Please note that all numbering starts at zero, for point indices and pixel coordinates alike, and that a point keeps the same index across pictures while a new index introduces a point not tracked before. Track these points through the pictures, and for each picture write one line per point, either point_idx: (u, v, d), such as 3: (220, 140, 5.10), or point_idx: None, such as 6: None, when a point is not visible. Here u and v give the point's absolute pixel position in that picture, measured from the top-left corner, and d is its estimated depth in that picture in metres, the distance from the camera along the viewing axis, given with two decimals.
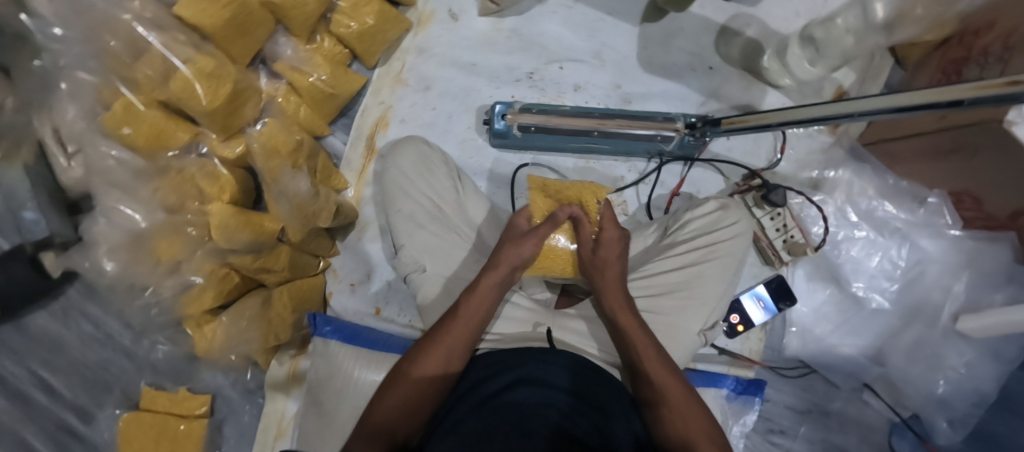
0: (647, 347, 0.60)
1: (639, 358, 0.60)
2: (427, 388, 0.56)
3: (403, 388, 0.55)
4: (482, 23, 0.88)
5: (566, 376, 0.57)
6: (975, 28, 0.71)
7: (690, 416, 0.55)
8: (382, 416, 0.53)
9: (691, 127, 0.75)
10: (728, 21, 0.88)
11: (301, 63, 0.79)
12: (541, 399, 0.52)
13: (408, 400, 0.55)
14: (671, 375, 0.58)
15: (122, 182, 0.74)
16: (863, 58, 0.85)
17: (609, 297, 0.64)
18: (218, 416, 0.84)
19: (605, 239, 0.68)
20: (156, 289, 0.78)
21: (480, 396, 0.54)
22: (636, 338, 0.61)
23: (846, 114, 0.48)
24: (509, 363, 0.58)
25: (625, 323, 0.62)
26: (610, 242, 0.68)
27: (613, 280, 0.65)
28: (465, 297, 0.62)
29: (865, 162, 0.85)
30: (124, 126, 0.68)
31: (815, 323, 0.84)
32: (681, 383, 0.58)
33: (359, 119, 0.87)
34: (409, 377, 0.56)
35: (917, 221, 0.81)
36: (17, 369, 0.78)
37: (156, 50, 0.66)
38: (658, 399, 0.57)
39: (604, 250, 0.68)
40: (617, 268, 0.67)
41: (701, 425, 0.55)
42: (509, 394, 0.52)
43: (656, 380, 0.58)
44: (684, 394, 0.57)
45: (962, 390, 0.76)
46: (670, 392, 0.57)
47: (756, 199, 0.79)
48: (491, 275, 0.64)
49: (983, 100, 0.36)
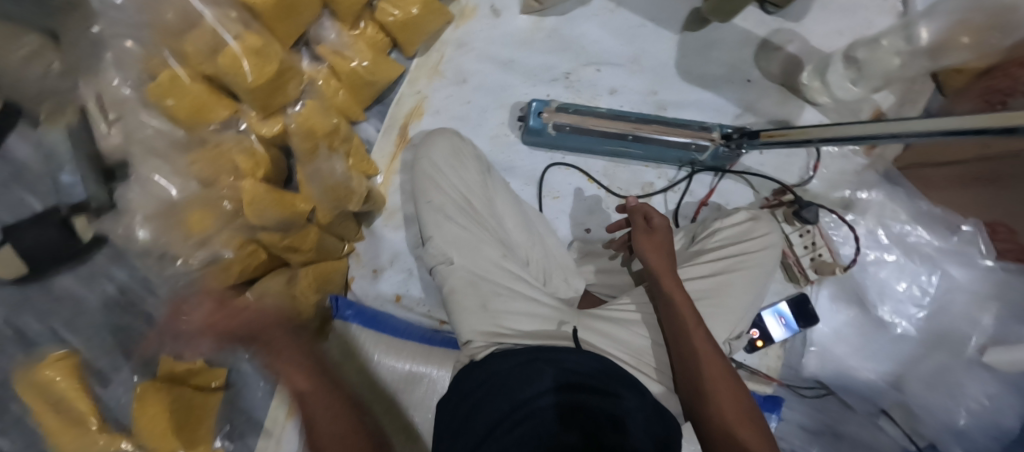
0: (696, 334, 0.55)
1: (687, 347, 0.54)
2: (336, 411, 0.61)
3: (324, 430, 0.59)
4: (523, 20, 0.89)
5: (587, 378, 0.56)
6: (1021, 59, 0.70)
7: (740, 409, 0.51)
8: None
9: (727, 137, 0.76)
10: (770, 36, 0.87)
11: (343, 47, 0.79)
12: (560, 408, 0.51)
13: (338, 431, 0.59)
14: (716, 355, 0.54)
15: (159, 150, 0.76)
16: (904, 82, 0.84)
17: (665, 279, 0.60)
18: (232, 390, 0.85)
19: (656, 226, 0.65)
20: (186, 259, 0.79)
21: (506, 403, 0.54)
22: (685, 318, 0.56)
23: (887, 133, 0.49)
24: (530, 367, 0.57)
25: (678, 306, 0.57)
26: (660, 227, 0.65)
27: (661, 264, 0.61)
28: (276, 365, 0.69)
29: (898, 186, 0.84)
30: (167, 98, 0.70)
31: (835, 343, 0.83)
32: (723, 364, 0.54)
33: (393, 107, 0.88)
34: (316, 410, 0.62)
35: (949, 249, 0.80)
36: (40, 328, 0.80)
37: (208, 23, 0.67)
38: (699, 390, 0.53)
39: (655, 237, 0.64)
40: (665, 253, 0.63)
41: (747, 415, 0.51)
42: (535, 401, 0.52)
43: (703, 360, 0.53)
44: (726, 385, 0.53)
45: (981, 422, 0.75)
46: (710, 371, 0.53)
47: (787, 214, 0.79)
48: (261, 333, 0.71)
49: None
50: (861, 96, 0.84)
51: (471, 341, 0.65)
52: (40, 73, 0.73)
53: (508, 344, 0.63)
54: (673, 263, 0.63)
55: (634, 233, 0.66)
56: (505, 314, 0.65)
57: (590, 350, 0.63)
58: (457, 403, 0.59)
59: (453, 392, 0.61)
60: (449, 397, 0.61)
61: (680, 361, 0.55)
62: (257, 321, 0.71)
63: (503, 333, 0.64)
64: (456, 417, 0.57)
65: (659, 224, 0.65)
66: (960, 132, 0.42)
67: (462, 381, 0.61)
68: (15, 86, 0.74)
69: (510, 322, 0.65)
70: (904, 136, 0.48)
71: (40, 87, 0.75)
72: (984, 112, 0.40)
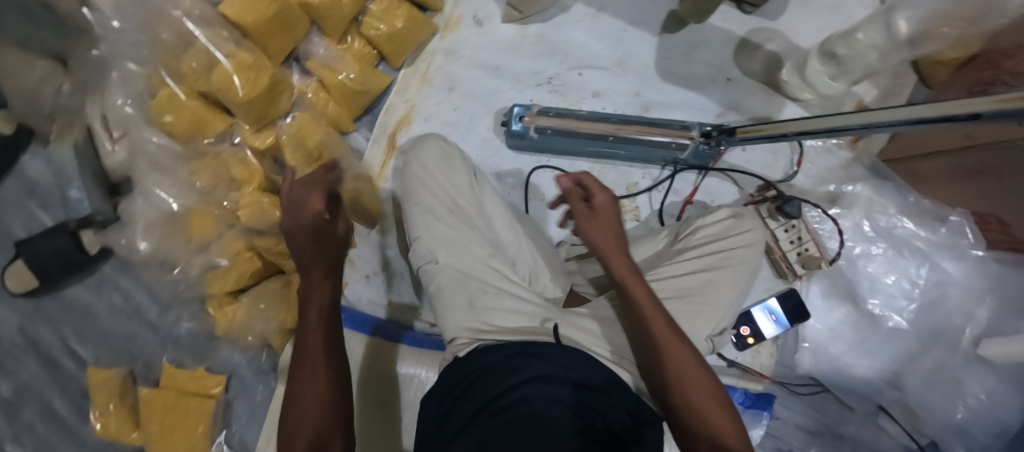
0: (654, 322, 0.54)
1: (649, 335, 0.54)
2: (330, 392, 0.49)
3: (300, 411, 0.48)
4: (506, 29, 0.92)
5: (572, 373, 0.57)
6: (1002, 51, 0.68)
7: (703, 387, 0.51)
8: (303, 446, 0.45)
9: (707, 135, 0.75)
10: (749, 35, 0.88)
11: (333, 61, 0.82)
12: (540, 401, 0.52)
13: (316, 418, 0.47)
14: (678, 340, 0.53)
15: (163, 164, 0.80)
16: (886, 75, 0.85)
17: (618, 265, 0.59)
18: (231, 393, 0.87)
19: (599, 208, 0.61)
20: (185, 266, 0.82)
21: (481, 398, 0.55)
22: (642, 305, 0.56)
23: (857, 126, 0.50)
24: (510, 363, 0.58)
25: (634, 292, 0.57)
26: (602, 208, 0.61)
27: (612, 249, 0.59)
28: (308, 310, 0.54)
29: (887, 180, 0.83)
30: (167, 114, 0.74)
31: (829, 341, 0.82)
32: (686, 345, 0.53)
33: (383, 116, 0.90)
34: (310, 380, 0.49)
35: (939, 242, 0.79)
36: (51, 335, 0.84)
37: (201, 44, 0.71)
38: (663, 378, 0.52)
39: (599, 219, 0.61)
40: (615, 237, 0.61)
41: (712, 394, 0.51)
42: (509, 397, 0.53)
43: (665, 347, 0.53)
44: (691, 370, 0.52)
45: (982, 420, 0.73)
46: (672, 357, 0.52)
47: (771, 210, 0.79)
48: (315, 277, 0.55)
49: (1000, 114, 0.36)
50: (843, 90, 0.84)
51: (455, 338, 0.67)
52: (53, 91, 0.79)
53: (490, 341, 0.64)
54: (623, 243, 0.61)
55: (577, 221, 0.62)
56: (492, 312, 0.67)
57: (569, 345, 0.64)
58: (443, 396, 0.60)
59: (438, 383, 0.63)
60: (433, 391, 0.62)
61: (641, 347, 0.55)
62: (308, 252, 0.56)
63: (486, 330, 0.66)
64: (442, 406, 0.59)
65: (603, 206, 0.61)
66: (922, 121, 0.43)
67: (455, 370, 0.63)
68: (30, 106, 0.80)
69: (494, 320, 0.67)
70: (873, 128, 0.49)
71: (53, 105, 0.80)
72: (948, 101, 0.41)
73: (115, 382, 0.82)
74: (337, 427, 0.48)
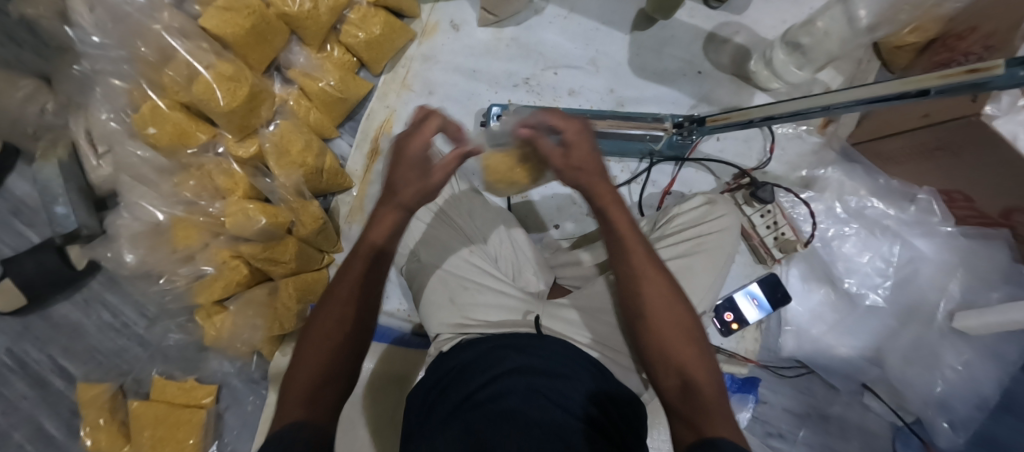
0: (635, 252, 0.55)
1: (628, 264, 0.55)
2: (339, 350, 0.46)
3: (323, 324, 0.47)
4: (482, 33, 0.94)
5: (553, 363, 0.58)
6: (959, 32, 0.73)
7: (677, 324, 0.52)
8: (302, 393, 0.43)
9: (679, 126, 0.75)
10: (716, 29, 0.91)
11: (313, 69, 0.85)
12: (514, 392, 0.53)
13: (316, 369, 0.45)
14: (656, 271, 0.54)
15: (146, 177, 0.80)
16: (849, 62, 0.88)
17: (607, 206, 0.56)
18: (222, 404, 0.87)
19: (571, 143, 0.55)
20: (170, 277, 0.82)
21: (462, 392, 0.56)
22: (625, 240, 0.55)
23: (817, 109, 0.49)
24: (489, 356, 0.59)
25: (617, 223, 0.56)
26: (579, 147, 0.55)
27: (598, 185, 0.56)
28: (354, 250, 0.51)
29: (855, 163, 0.86)
30: (150, 126, 0.75)
31: (810, 324, 0.83)
32: (664, 275, 0.54)
33: (365, 121, 0.93)
34: (345, 295, 0.48)
35: (909, 219, 0.81)
36: (39, 356, 0.85)
37: (182, 57, 0.72)
38: (638, 310, 0.53)
39: (575, 157, 0.55)
40: (600, 176, 0.56)
41: (683, 327, 0.52)
42: (489, 392, 0.54)
43: (642, 279, 0.54)
44: (665, 302, 0.53)
45: (960, 392, 0.74)
46: (649, 289, 0.53)
47: (746, 197, 0.82)
48: (380, 230, 0.51)
49: (949, 88, 0.36)
50: (809, 78, 0.86)
51: (439, 334, 0.69)
52: (36, 111, 0.80)
53: (475, 334, 0.66)
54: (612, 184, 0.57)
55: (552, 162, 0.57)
56: (474, 307, 0.68)
57: (551, 335, 0.65)
58: (426, 390, 0.61)
59: (422, 381, 0.63)
60: (416, 389, 0.63)
61: (621, 281, 0.55)
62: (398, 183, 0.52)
63: (470, 323, 0.67)
64: (425, 399, 0.59)
65: (576, 139, 0.55)
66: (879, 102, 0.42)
67: (438, 365, 0.64)
68: (14, 126, 0.81)
69: (476, 314, 0.68)
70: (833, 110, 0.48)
71: (37, 124, 0.81)
72: (902, 78, 0.40)
73: (105, 397, 0.82)
74: (335, 382, 0.45)
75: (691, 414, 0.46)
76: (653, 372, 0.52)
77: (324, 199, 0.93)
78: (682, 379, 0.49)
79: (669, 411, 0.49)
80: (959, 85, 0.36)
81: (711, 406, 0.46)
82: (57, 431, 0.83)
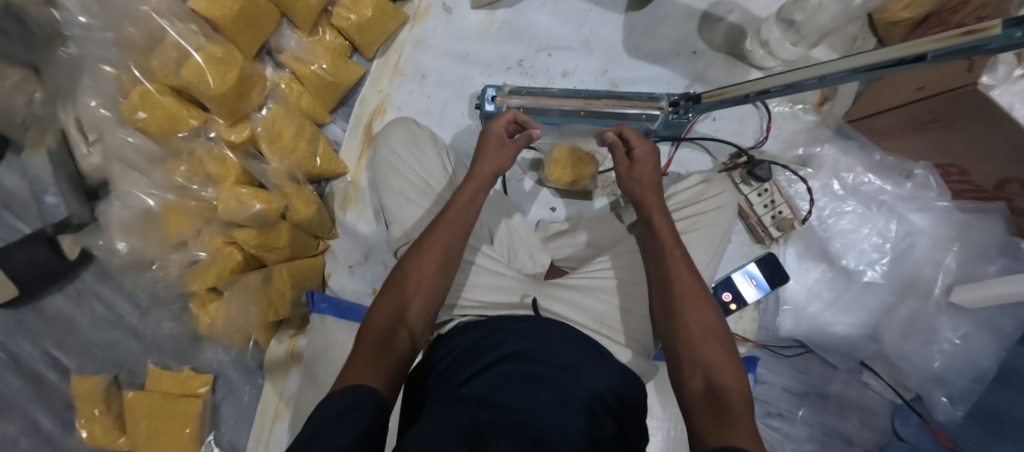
0: (671, 254, 0.58)
1: (663, 263, 0.58)
2: (406, 298, 0.55)
3: (407, 276, 0.56)
4: (474, 16, 0.94)
5: (571, 350, 0.58)
6: (952, 6, 0.72)
7: (708, 326, 0.53)
8: (382, 328, 0.51)
9: (674, 105, 0.72)
10: (710, 8, 0.91)
11: (303, 53, 0.84)
12: (508, 377, 0.51)
13: (393, 311, 0.53)
14: (689, 273, 0.57)
15: (137, 164, 0.79)
16: (842, 39, 0.88)
17: (653, 212, 0.62)
18: (218, 394, 0.86)
19: (638, 158, 0.66)
20: (163, 264, 0.82)
21: (459, 379, 0.54)
22: (664, 244, 0.59)
23: (807, 81, 0.46)
24: (487, 343, 0.58)
25: (659, 228, 0.61)
26: (642, 159, 0.66)
27: (651, 198, 0.64)
28: (445, 212, 0.61)
29: (850, 139, 0.86)
30: (140, 111, 0.73)
31: (807, 302, 0.83)
32: (696, 280, 0.56)
33: (359, 106, 0.92)
34: (421, 259, 0.57)
35: (904, 194, 0.82)
36: (33, 349, 0.85)
37: (172, 39, 0.71)
38: (669, 307, 0.55)
39: (638, 172, 0.66)
40: (652, 188, 0.65)
41: (712, 330, 0.53)
42: (490, 380, 0.51)
43: (674, 277, 0.57)
44: (693, 302, 0.54)
45: (956, 364, 0.74)
46: (681, 286, 0.56)
47: (743, 175, 0.82)
48: (465, 193, 0.63)
49: (943, 53, 0.34)
50: (803, 54, 0.85)
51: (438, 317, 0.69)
52: (24, 102, 0.77)
53: (473, 316, 0.66)
54: (660, 195, 0.65)
55: (618, 171, 0.68)
56: (470, 287, 0.68)
57: (550, 317, 0.65)
58: (421, 378, 0.60)
59: (420, 368, 0.62)
60: (414, 377, 0.62)
61: (656, 282, 0.58)
62: (492, 165, 0.66)
63: (466, 306, 0.67)
64: (425, 385, 0.58)
65: (642, 155, 0.66)
66: (876, 68, 0.39)
67: (436, 351, 0.63)
68: None
69: (472, 295, 0.68)
70: (829, 80, 0.45)
71: (25, 115, 0.78)
72: (896, 44, 0.38)
73: (99, 390, 0.81)
74: (404, 330, 0.53)
75: (715, 413, 0.45)
76: (678, 371, 0.52)
77: (318, 186, 0.93)
78: (709, 382, 0.48)
79: (691, 413, 0.47)
80: (953, 51, 0.34)
81: (735, 407, 0.45)
82: (53, 426, 0.82)
